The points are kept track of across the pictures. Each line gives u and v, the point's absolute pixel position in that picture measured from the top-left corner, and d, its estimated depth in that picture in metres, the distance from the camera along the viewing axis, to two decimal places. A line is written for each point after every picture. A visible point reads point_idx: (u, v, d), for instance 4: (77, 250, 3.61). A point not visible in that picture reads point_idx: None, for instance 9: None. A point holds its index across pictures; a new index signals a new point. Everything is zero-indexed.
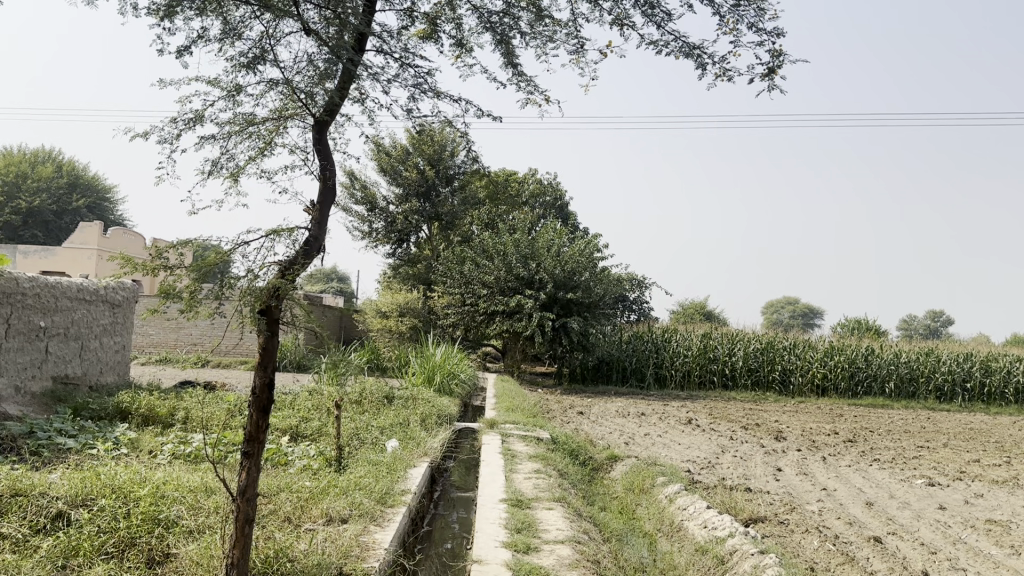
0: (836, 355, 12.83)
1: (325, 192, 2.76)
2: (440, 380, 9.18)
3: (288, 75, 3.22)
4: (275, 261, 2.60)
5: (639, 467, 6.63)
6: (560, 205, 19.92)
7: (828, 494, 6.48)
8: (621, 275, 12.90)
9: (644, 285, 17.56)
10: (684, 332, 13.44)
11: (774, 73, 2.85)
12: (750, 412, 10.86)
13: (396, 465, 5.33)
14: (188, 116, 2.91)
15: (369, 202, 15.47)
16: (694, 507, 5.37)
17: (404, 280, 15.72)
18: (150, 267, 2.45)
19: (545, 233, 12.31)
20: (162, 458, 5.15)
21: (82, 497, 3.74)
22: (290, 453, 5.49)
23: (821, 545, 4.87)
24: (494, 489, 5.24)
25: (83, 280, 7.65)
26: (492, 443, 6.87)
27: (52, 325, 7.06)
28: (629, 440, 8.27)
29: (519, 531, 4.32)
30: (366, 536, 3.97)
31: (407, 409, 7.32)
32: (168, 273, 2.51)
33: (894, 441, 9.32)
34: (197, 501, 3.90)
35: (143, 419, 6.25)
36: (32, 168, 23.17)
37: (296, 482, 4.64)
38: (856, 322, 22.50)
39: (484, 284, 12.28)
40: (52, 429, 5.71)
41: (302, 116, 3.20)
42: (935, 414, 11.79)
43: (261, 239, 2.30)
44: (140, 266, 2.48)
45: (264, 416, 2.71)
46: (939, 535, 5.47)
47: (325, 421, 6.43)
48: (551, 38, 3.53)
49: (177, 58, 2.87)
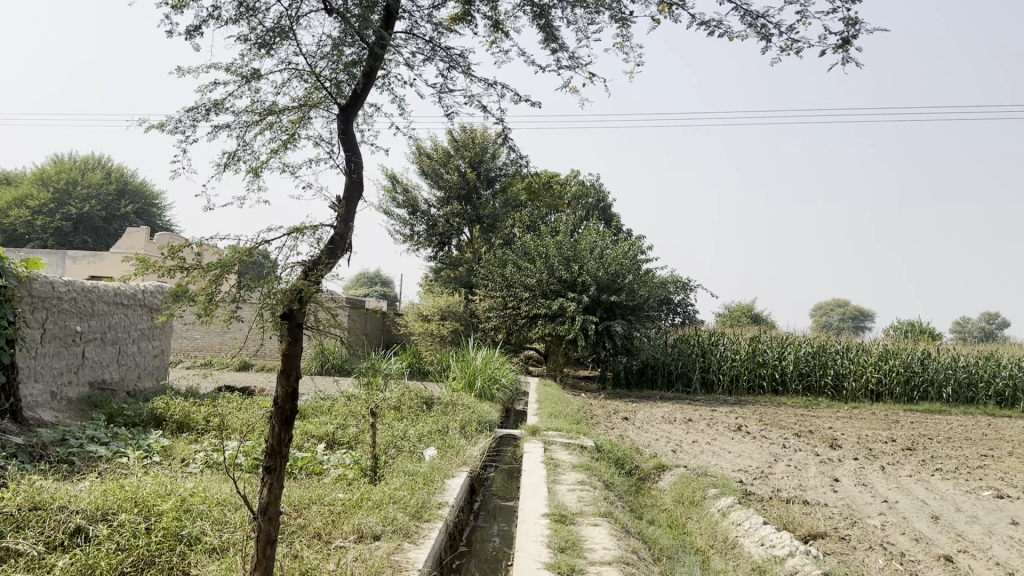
0: (890, 358, 12.27)
1: (350, 187, 2.50)
2: (481, 385, 8.89)
3: (311, 60, 2.95)
4: (299, 260, 2.32)
5: (688, 476, 6.27)
6: (603, 207, 19.55)
7: (890, 507, 6.04)
8: (666, 277, 12.48)
9: (690, 287, 17.08)
10: (731, 335, 12.95)
11: (849, 44, 2.51)
12: (803, 419, 10.38)
13: (434, 476, 5.05)
14: (204, 105, 2.67)
15: (410, 205, 15.29)
16: (750, 523, 5.00)
17: (446, 283, 15.50)
18: (163, 268, 2.16)
19: (588, 235, 11.93)
20: (194, 468, 4.95)
21: (103, 511, 3.49)
22: (325, 462, 5.26)
23: (888, 565, 4.47)
24: (536, 502, 4.94)
25: (119, 282, 7.51)
26: (535, 451, 6.55)
27: (89, 329, 6.94)
28: (676, 447, 7.90)
29: (563, 551, 4.00)
30: (399, 555, 3.69)
31: (447, 416, 7.04)
32: (182, 273, 2.23)
33: (955, 450, 8.78)
34: (223, 516, 3.66)
35: (178, 426, 6.06)
36: (83, 175, 23.57)
37: (329, 495, 4.39)
38: (909, 324, 21.75)
39: (525, 286, 12.00)
40: (84, 437, 5.53)
41: (325, 105, 2.92)
42: (997, 420, 11.18)
43: (284, 237, 2.03)
44: (153, 267, 2.20)
45: (287, 428, 2.42)
46: (1014, 553, 5.01)
47: (361, 429, 6.18)
48: (595, 17, 3.20)
49: (187, 40, 2.62)
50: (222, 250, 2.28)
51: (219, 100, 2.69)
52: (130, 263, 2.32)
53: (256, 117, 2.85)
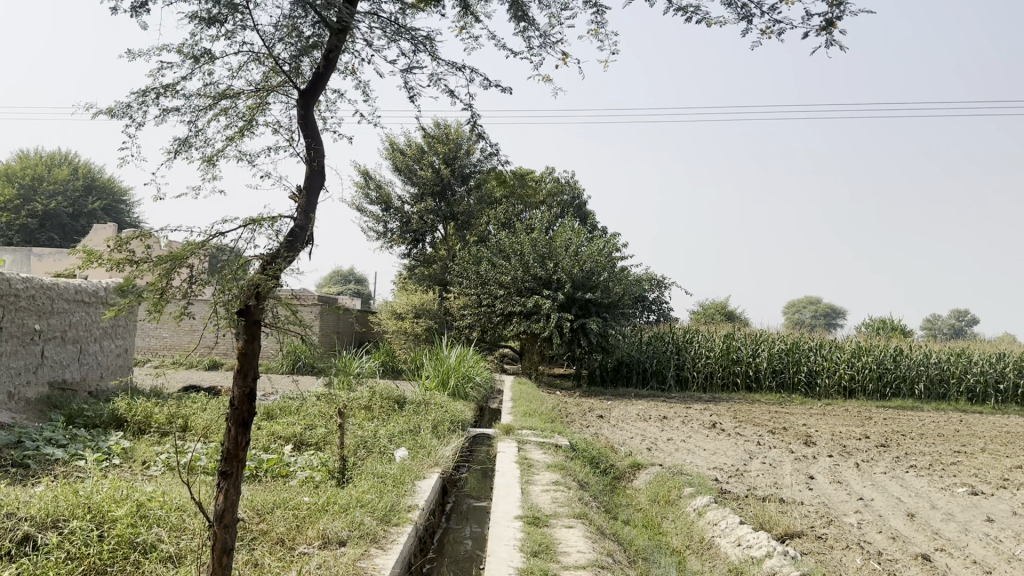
0: (863, 356, 12.28)
1: (311, 176, 2.33)
2: (454, 383, 8.73)
3: (268, 42, 2.76)
4: (256, 252, 2.13)
5: (663, 475, 6.16)
6: (578, 204, 19.42)
7: (865, 504, 5.97)
8: (641, 274, 12.38)
9: (664, 286, 17.00)
10: (706, 332, 12.88)
11: (834, 26, 2.39)
12: (777, 416, 10.34)
13: (404, 478, 4.90)
14: (154, 88, 2.50)
15: (383, 202, 15.06)
16: (726, 522, 4.90)
17: (419, 281, 15.29)
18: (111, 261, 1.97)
19: (563, 232, 11.82)
20: (154, 471, 4.74)
21: (52, 518, 3.26)
22: (292, 463, 5.09)
23: (865, 564, 4.39)
24: (509, 504, 4.80)
25: (80, 280, 7.25)
26: (509, 450, 6.41)
27: (48, 327, 6.68)
28: (651, 445, 7.80)
29: (537, 556, 3.86)
30: (365, 561, 3.52)
31: (419, 415, 6.89)
32: (131, 267, 2.04)
33: (929, 446, 8.76)
34: (182, 522, 3.46)
35: (139, 427, 5.83)
36: (49, 171, 23.02)
37: (294, 498, 4.21)
38: (881, 322, 21.90)
39: (500, 284, 11.83)
40: (40, 439, 5.30)
41: (285, 89, 2.74)
42: (967, 416, 11.22)
43: (240, 229, 1.86)
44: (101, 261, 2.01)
45: (244, 432, 2.23)
46: (990, 551, 4.95)
47: (330, 429, 6.00)
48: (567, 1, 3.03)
49: (135, 17, 2.45)
50: (175, 242, 2.09)
51: (169, 83, 2.51)
52: (76, 255, 2.13)
53: (210, 102, 2.67)
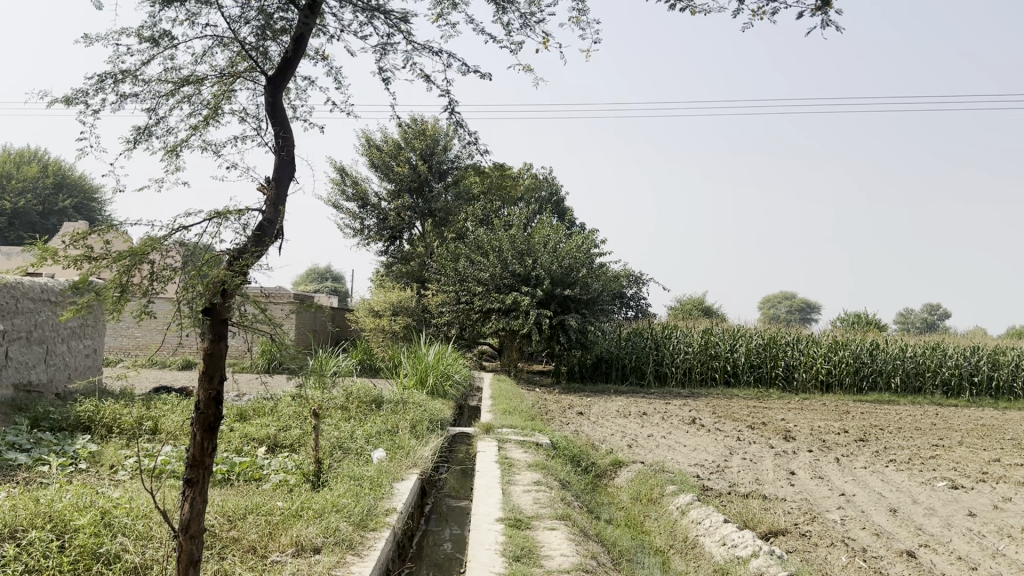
0: (840, 349, 12.27)
1: (280, 166, 2.17)
2: (433, 382, 8.58)
3: (233, 25, 2.59)
4: (223, 247, 1.97)
5: (646, 473, 6.05)
6: (555, 200, 19.32)
7: (848, 500, 5.90)
8: (620, 270, 12.28)
9: (642, 281, 16.93)
10: (684, 327, 12.82)
11: (830, 5, 2.28)
12: (755, 411, 10.29)
13: (382, 480, 4.75)
14: (111, 74, 2.34)
15: (359, 198, 14.86)
16: (710, 521, 4.80)
17: (397, 278, 15.10)
18: (66, 256, 1.81)
19: (541, 228, 11.67)
20: (123, 475, 4.55)
21: (10, 529, 3.07)
22: (265, 466, 4.91)
23: (851, 562, 4.29)
24: (488, 506, 4.66)
25: (46, 278, 7.02)
26: (488, 449, 6.27)
27: (12, 328, 6.45)
28: (631, 442, 7.69)
29: (518, 561, 3.72)
30: (340, 569, 3.33)
31: (397, 414, 6.73)
32: (88, 262, 1.86)
33: (907, 440, 8.73)
34: (148, 530, 3.27)
35: (107, 430, 5.63)
36: (17, 169, 22.52)
37: (267, 503, 4.05)
38: (856, 316, 22.04)
39: (479, 281, 11.66)
40: (3, 443, 5.09)
41: (252, 76, 2.57)
42: (943, 409, 11.23)
43: (203, 222, 1.72)
44: (57, 258, 1.84)
45: (210, 437, 2.06)
46: (974, 546, 4.88)
47: (305, 430, 5.83)
48: None
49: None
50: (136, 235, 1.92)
51: (129, 69, 2.35)
52: (30, 250, 1.95)
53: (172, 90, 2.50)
